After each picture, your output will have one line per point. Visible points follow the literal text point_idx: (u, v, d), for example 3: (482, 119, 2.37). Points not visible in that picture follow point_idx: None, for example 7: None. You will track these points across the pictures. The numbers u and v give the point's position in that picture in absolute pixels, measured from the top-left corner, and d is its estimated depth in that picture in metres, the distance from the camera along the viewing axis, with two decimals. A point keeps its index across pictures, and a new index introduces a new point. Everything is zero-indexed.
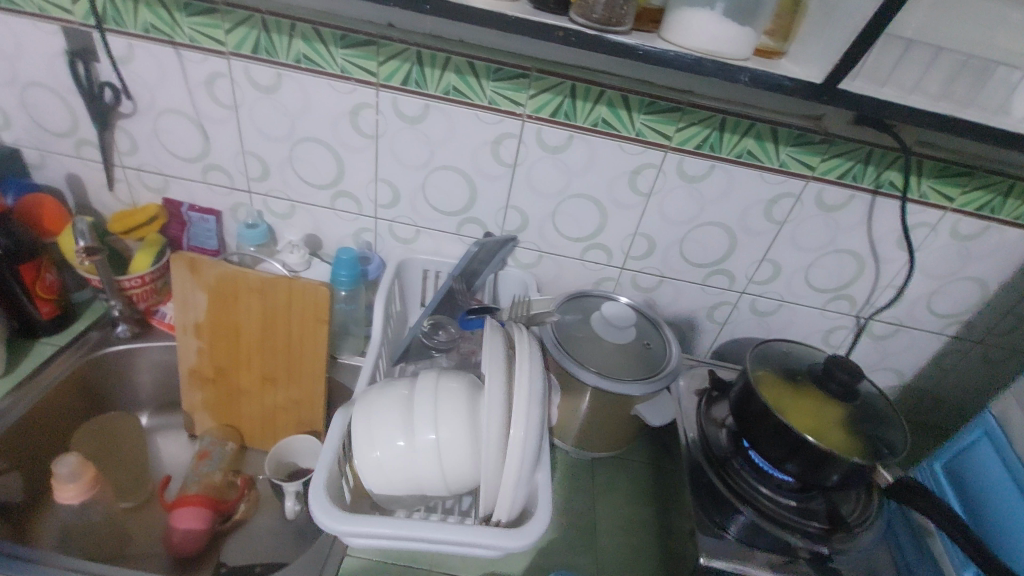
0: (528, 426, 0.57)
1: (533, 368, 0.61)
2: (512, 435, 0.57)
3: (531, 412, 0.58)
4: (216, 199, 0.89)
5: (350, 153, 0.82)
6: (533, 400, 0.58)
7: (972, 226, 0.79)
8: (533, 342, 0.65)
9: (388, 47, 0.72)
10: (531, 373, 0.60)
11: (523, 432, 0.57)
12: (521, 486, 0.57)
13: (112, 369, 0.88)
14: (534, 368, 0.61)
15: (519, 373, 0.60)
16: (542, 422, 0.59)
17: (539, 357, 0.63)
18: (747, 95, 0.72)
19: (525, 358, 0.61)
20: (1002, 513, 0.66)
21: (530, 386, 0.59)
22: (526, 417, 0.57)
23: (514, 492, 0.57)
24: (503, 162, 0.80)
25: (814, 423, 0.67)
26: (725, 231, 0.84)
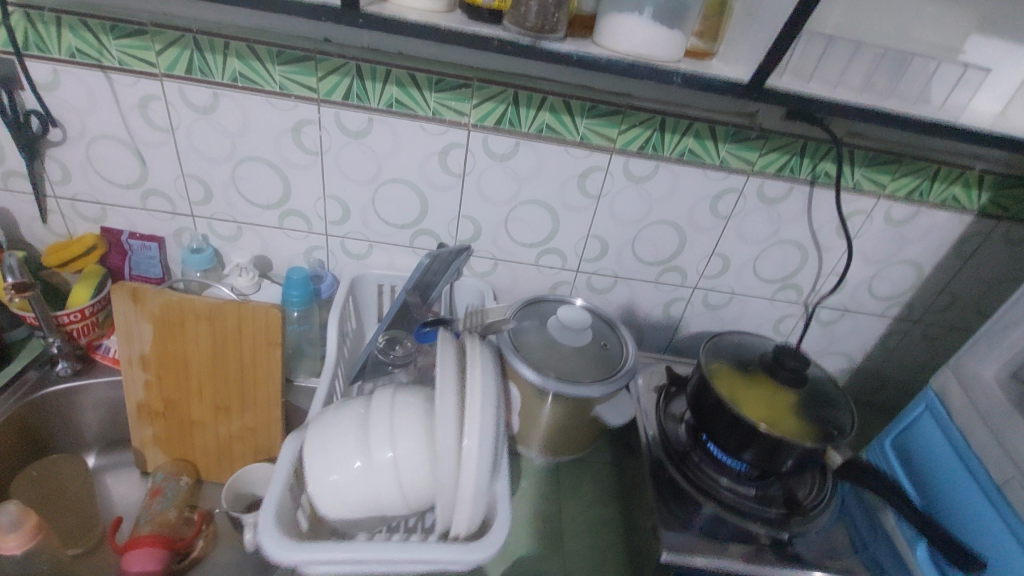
0: (480, 433, 0.57)
1: (485, 376, 0.60)
2: (466, 445, 0.56)
3: (483, 421, 0.57)
4: (159, 225, 0.86)
5: (295, 171, 0.81)
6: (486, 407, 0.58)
7: (904, 210, 0.83)
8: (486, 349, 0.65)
9: (327, 62, 0.71)
10: (482, 381, 0.60)
11: (477, 441, 0.56)
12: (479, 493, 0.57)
13: (52, 410, 0.84)
14: (485, 377, 0.61)
15: (471, 383, 0.59)
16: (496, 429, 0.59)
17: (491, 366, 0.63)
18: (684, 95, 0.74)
19: (477, 366, 0.61)
20: (945, 482, 0.70)
21: (484, 395, 0.59)
22: (479, 425, 0.57)
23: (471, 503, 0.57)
24: (451, 172, 0.80)
25: (766, 411, 0.70)
26: (674, 229, 0.86)
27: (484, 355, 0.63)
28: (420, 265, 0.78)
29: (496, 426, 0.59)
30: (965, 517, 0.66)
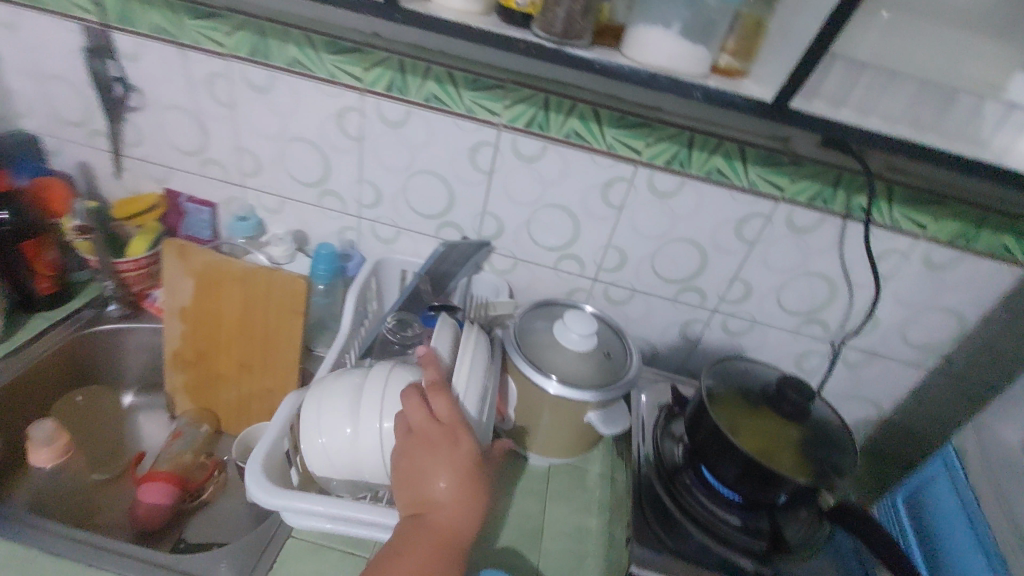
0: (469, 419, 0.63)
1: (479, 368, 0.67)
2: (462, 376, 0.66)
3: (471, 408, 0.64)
4: (212, 192, 0.94)
5: (336, 154, 0.86)
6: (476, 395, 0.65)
7: (945, 255, 0.78)
8: (481, 341, 0.70)
9: (373, 55, 0.76)
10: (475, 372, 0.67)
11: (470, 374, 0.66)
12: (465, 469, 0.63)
13: (100, 347, 0.93)
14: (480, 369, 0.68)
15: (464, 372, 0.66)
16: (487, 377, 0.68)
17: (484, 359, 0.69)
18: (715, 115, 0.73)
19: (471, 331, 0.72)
20: (949, 541, 0.67)
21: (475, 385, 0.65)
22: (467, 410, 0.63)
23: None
24: (480, 168, 0.83)
25: (764, 442, 0.68)
26: (696, 248, 0.84)
27: (479, 347, 0.69)
28: (434, 252, 0.87)
29: (482, 414, 0.65)
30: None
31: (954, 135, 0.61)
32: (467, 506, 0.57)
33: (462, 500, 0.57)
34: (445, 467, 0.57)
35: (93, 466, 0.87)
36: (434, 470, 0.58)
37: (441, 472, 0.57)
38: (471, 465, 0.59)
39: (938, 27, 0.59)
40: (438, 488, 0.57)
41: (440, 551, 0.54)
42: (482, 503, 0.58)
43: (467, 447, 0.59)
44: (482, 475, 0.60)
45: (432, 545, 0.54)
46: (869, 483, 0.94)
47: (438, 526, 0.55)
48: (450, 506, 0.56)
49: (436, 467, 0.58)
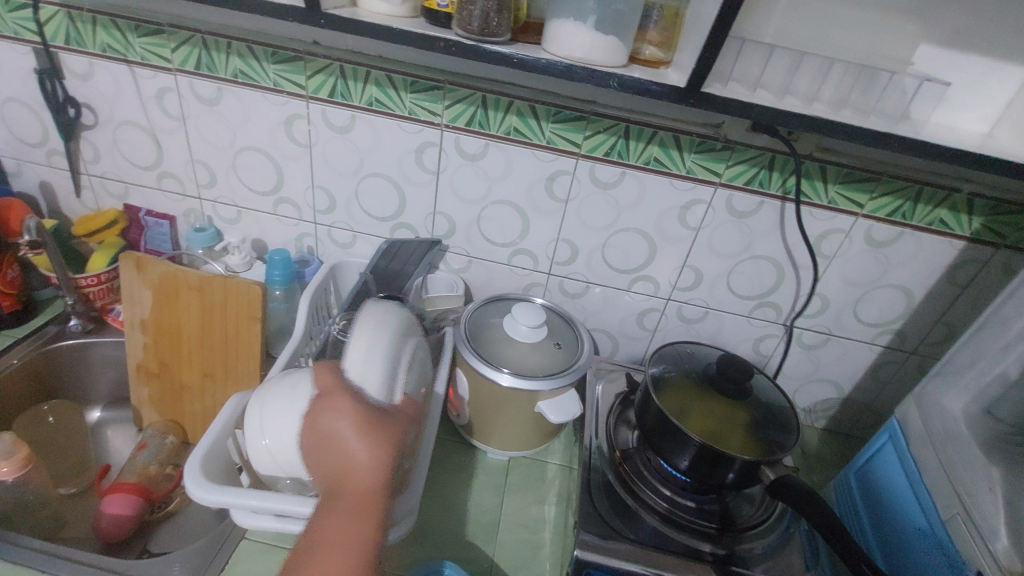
0: (382, 398, 0.58)
1: (391, 339, 0.61)
2: (365, 346, 0.59)
3: (385, 386, 0.59)
4: (171, 205, 0.96)
5: (287, 162, 0.88)
6: (395, 369, 0.60)
7: (885, 231, 0.79)
8: (390, 311, 0.65)
9: (314, 62, 0.78)
10: (388, 346, 0.60)
11: (373, 345, 0.60)
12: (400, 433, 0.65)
13: (65, 363, 0.94)
14: (390, 340, 0.61)
15: (372, 349, 0.59)
16: (396, 350, 0.61)
17: (396, 334, 0.62)
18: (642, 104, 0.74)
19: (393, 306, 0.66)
20: (898, 513, 0.67)
21: (392, 361, 0.60)
22: (377, 388, 0.58)
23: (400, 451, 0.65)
24: (427, 169, 0.85)
25: (711, 425, 0.69)
26: (643, 237, 0.86)
27: (388, 317, 0.64)
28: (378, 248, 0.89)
29: (386, 381, 0.59)
30: (911, 553, 0.63)
31: (869, 111, 0.62)
32: (378, 459, 0.54)
33: (374, 455, 0.54)
34: (344, 430, 0.55)
35: (57, 481, 0.86)
36: (339, 439, 0.55)
37: (343, 438, 0.55)
38: (371, 419, 0.56)
39: (833, 8, 0.63)
40: (347, 453, 0.54)
41: (360, 508, 0.51)
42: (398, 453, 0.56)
43: (354, 404, 0.56)
44: (388, 424, 0.57)
45: (349, 505, 0.52)
46: (831, 464, 0.94)
47: (354, 486, 0.53)
48: (360, 465, 0.53)
49: (338, 435, 0.55)
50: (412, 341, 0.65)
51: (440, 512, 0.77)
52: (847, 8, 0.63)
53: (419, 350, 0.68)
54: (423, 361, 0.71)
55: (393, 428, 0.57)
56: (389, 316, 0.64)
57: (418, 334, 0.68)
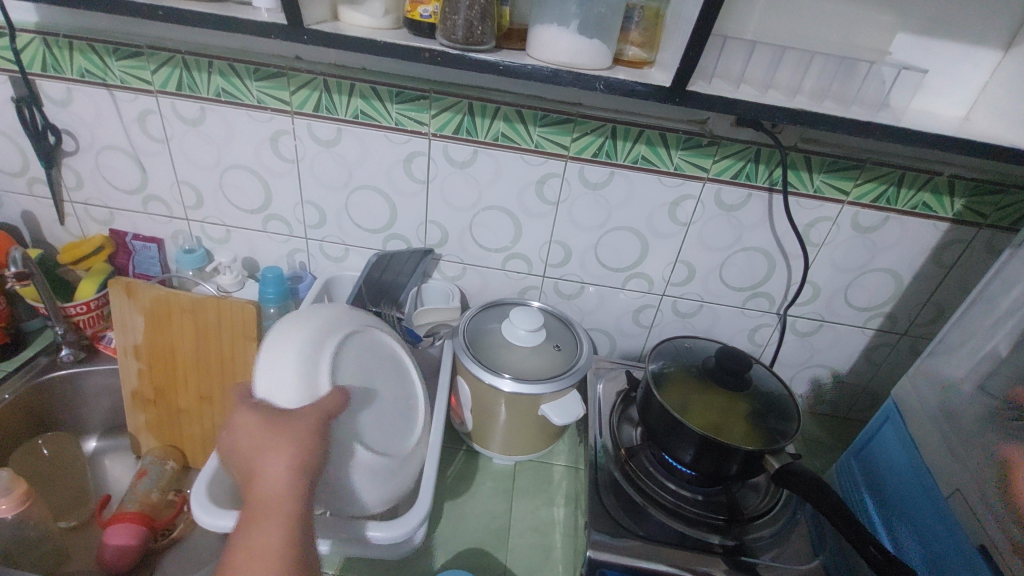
0: (294, 403, 0.56)
1: (292, 344, 0.60)
2: (269, 355, 0.59)
3: (297, 389, 0.57)
4: (158, 228, 0.95)
5: (275, 178, 0.87)
6: (304, 370, 0.58)
7: (872, 217, 0.81)
8: (301, 317, 0.64)
9: (298, 77, 0.78)
10: (289, 352, 0.59)
11: (276, 351, 0.59)
12: (362, 420, 0.63)
13: (58, 393, 0.93)
14: (290, 347, 0.59)
15: (273, 361, 0.58)
16: (305, 349, 0.60)
17: (303, 339, 0.61)
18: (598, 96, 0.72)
19: (310, 312, 0.66)
20: (899, 492, 0.67)
21: (298, 364, 0.58)
22: (285, 395, 0.57)
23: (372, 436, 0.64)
24: (416, 178, 0.85)
25: (712, 418, 0.69)
26: (636, 235, 0.87)
27: (299, 323, 0.63)
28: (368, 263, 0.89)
29: (291, 383, 0.57)
30: (913, 529, 0.64)
31: (850, 101, 0.64)
32: (281, 464, 0.51)
33: (272, 462, 0.51)
34: (243, 443, 0.53)
35: (57, 515, 0.84)
36: (243, 452, 0.53)
37: (247, 447, 0.53)
38: (268, 425, 0.53)
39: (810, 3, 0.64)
40: (250, 464, 0.52)
41: (265, 521, 0.48)
42: (309, 452, 0.52)
43: (250, 416, 0.54)
44: (289, 424, 0.53)
45: (254, 519, 0.49)
46: (830, 448, 0.96)
47: (260, 500, 0.50)
48: (262, 474, 0.51)
49: (239, 449, 0.53)
50: (332, 338, 0.63)
51: (449, 520, 0.77)
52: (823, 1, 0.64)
53: (356, 346, 0.66)
54: (373, 355, 0.68)
55: (298, 430, 0.53)
56: (295, 324, 0.63)
57: (347, 330, 0.66)
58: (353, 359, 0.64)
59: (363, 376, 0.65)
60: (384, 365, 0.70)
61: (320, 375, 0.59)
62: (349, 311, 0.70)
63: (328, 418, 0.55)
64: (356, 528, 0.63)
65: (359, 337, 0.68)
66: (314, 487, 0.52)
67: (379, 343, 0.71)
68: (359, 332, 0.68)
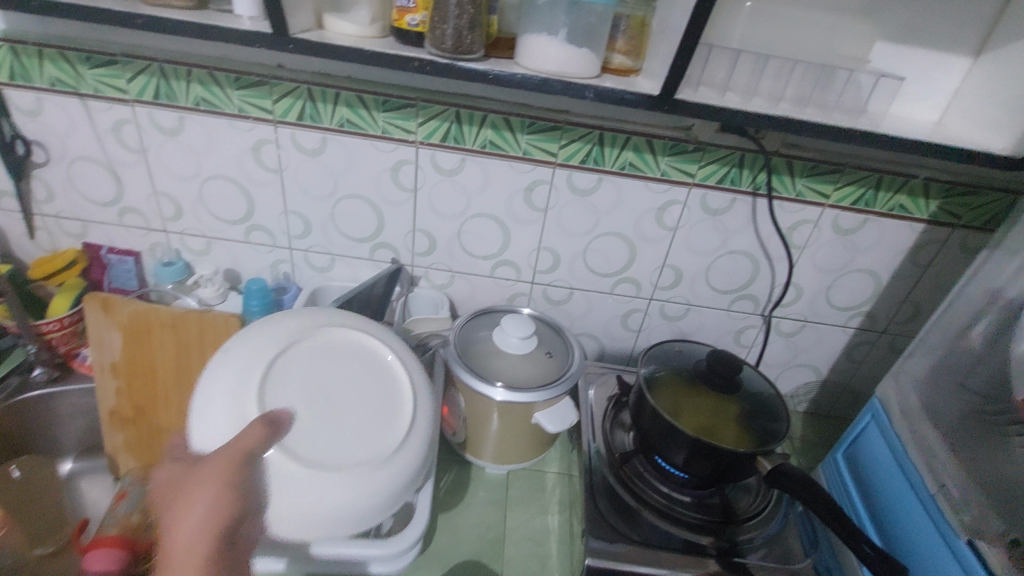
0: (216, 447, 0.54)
1: (213, 381, 0.57)
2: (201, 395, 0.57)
3: (220, 430, 0.54)
4: (135, 241, 0.92)
5: (257, 188, 0.85)
6: (224, 407, 0.55)
7: (851, 220, 0.83)
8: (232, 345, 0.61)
9: (281, 86, 0.76)
10: (210, 391, 0.57)
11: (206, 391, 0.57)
12: (318, 433, 0.56)
13: (31, 414, 0.89)
14: (210, 385, 0.57)
15: (198, 402, 0.57)
16: (232, 381, 0.57)
17: (231, 372, 0.58)
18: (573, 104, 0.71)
19: (244, 335, 0.62)
20: (886, 485, 0.69)
21: (216, 403, 0.55)
22: (209, 438, 0.54)
23: (336, 446, 0.56)
24: (403, 187, 0.84)
25: (705, 421, 0.70)
26: (623, 241, 0.87)
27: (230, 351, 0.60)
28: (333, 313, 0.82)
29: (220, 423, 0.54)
30: (899, 522, 0.66)
31: (830, 107, 0.65)
32: (186, 512, 0.45)
33: (176, 514, 0.45)
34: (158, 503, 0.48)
35: (30, 543, 0.83)
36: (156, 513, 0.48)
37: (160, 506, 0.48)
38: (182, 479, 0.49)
39: (790, 12, 0.66)
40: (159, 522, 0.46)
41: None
42: (219, 498, 0.46)
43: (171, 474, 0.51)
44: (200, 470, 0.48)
45: None
46: (815, 446, 0.98)
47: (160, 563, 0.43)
48: (166, 530, 0.45)
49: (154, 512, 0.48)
50: (259, 361, 0.59)
51: (445, 531, 0.76)
52: (803, 11, 0.66)
53: (301, 357, 0.61)
54: (329, 360, 0.63)
55: (209, 471, 0.47)
56: (223, 352, 0.60)
57: (281, 347, 0.61)
58: (294, 373, 0.59)
59: (310, 388, 0.59)
60: (350, 364, 0.64)
61: (242, 405, 0.55)
62: (298, 319, 0.66)
63: (251, 454, 0.50)
64: (351, 545, 0.62)
65: (305, 349, 0.62)
66: (233, 538, 0.46)
67: (341, 342, 0.65)
68: (306, 340, 0.63)
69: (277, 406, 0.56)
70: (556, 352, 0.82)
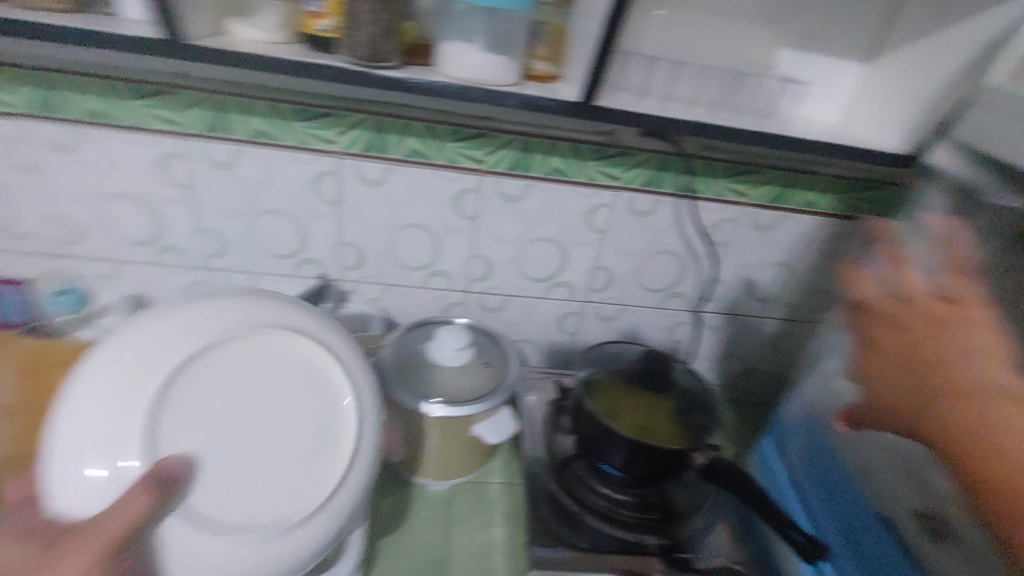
0: (85, 514, 0.44)
1: (88, 405, 0.45)
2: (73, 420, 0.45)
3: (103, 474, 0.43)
4: (26, 269, 0.83)
5: (165, 206, 0.79)
6: (97, 455, 0.44)
7: (768, 217, 0.87)
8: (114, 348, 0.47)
9: (184, 96, 0.71)
10: (76, 431, 0.44)
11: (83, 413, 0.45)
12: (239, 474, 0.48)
13: None
14: (83, 413, 0.45)
15: (57, 444, 0.45)
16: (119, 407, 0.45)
17: (112, 393, 0.45)
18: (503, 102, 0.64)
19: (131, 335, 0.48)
20: (808, 468, 0.74)
21: (87, 452, 0.44)
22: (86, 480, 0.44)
23: (257, 491, 0.48)
24: (326, 199, 0.80)
25: (641, 421, 0.71)
26: (556, 246, 0.87)
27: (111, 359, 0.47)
28: None
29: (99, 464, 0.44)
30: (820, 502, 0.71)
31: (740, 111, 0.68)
32: None
33: None
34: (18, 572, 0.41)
35: None
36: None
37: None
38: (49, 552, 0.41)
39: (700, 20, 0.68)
40: None
41: None
42: None
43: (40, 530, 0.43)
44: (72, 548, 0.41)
45: None
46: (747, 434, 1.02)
47: None
48: None
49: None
50: (148, 386, 0.46)
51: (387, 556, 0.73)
52: (711, 19, 0.68)
53: (212, 371, 0.50)
54: (247, 375, 0.52)
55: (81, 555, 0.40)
56: (92, 366, 0.46)
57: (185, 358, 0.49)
58: (205, 397, 0.49)
59: (222, 417, 0.49)
60: (277, 378, 0.53)
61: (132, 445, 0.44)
62: (205, 314, 0.52)
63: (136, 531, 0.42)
64: None
65: (217, 359, 0.51)
66: None
67: (270, 345, 0.54)
68: (217, 348, 0.51)
69: (172, 453, 0.46)
70: (493, 360, 0.81)
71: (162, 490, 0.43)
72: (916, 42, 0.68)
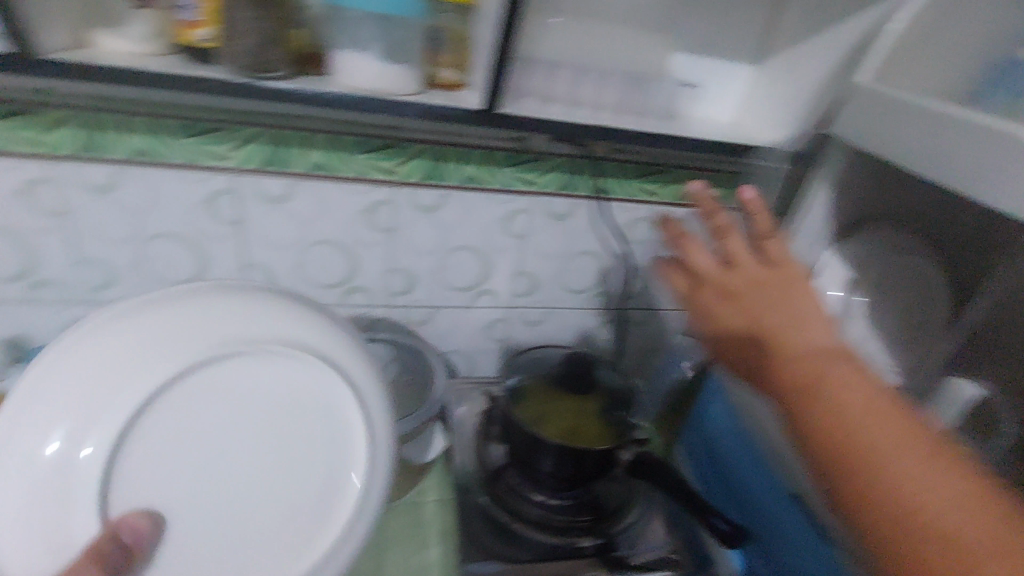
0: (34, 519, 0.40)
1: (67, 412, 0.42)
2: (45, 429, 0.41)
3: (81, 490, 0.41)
4: None
5: (36, 237, 0.71)
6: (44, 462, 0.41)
7: (677, 214, 0.90)
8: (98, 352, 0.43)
9: (48, 114, 0.65)
10: (50, 434, 0.41)
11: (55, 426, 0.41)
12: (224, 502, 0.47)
13: None
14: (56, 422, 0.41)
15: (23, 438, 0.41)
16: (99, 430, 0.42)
17: (91, 411, 0.42)
18: (428, 121, 0.63)
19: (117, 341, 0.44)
20: (729, 453, 0.77)
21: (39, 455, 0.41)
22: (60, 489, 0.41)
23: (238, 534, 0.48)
24: (225, 220, 0.75)
25: (569, 424, 0.72)
26: (475, 254, 0.86)
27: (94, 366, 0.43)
28: None
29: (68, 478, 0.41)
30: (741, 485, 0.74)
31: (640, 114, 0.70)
32: None
33: None
34: None
35: None
36: None
37: None
38: None
39: (596, 26, 0.70)
40: None
41: None
42: None
43: None
44: None
45: None
46: None
47: None
48: None
49: None
50: (94, 444, 0.42)
51: None
52: (607, 25, 0.70)
53: (208, 394, 0.47)
54: (225, 408, 0.48)
55: None
56: (48, 391, 0.42)
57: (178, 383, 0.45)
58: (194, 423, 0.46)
59: (201, 461, 0.47)
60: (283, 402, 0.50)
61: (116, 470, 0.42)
62: (210, 328, 0.47)
63: None
64: None
65: (214, 383, 0.47)
66: None
67: (282, 368, 0.50)
68: (208, 371, 0.46)
69: (131, 507, 0.44)
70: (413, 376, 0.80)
71: (118, 555, 0.40)
72: (797, 46, 0.73)
